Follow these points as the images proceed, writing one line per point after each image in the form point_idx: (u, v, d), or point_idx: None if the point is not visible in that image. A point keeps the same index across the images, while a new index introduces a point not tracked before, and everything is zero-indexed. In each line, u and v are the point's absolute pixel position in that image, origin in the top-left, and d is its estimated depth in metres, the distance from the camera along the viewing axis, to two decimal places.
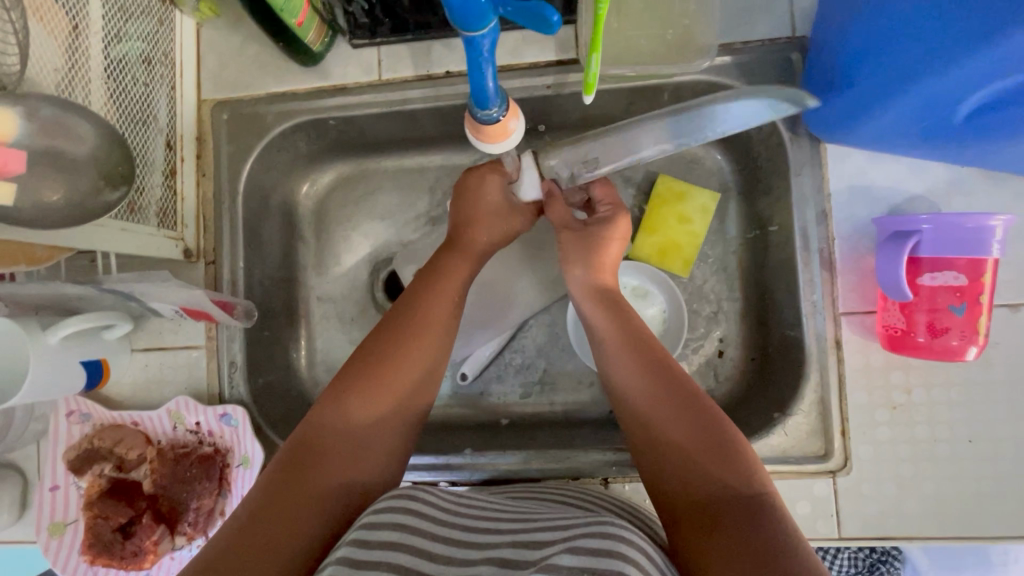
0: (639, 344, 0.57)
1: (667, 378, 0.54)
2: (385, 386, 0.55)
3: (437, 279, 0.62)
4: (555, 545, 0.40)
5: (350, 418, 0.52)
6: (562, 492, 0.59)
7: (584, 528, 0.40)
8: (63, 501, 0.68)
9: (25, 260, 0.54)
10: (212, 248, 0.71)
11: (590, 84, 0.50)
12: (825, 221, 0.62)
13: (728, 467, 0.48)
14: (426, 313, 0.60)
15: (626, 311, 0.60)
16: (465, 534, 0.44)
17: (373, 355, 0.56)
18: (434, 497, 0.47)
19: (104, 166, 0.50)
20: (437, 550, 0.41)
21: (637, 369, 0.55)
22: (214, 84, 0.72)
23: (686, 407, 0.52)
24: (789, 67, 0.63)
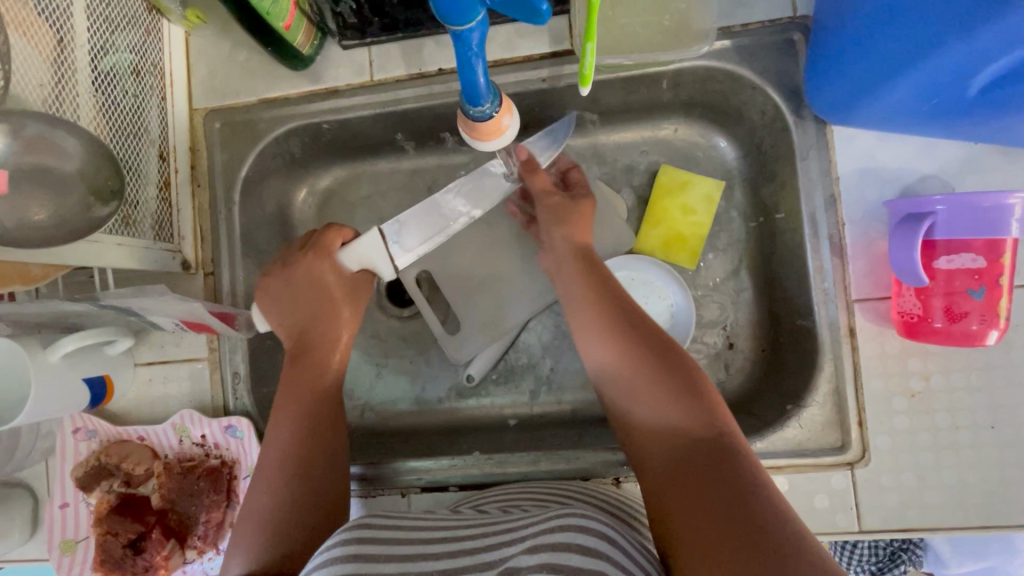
0: (613, 297, 0.59)
1: (637, 333, 0.55)
2: (288, 476, 0.56)
3: (310, 362, 0.63)
4: (519, 544, 0.41)
5: (285, 508, 0.54)
6: (568, 488, 0.59)
7: (547, 523, 0.42)
8: (73, 518, 0.69)
9: (21, 280, 0.53)
10: (210, 259, 0.70)
11: (586, 76, 0.50)
12: (834, 206, 0.60)
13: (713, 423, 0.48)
14: (298, 395, 0.60)
15: (599, 271, 0.62)
16: (421, 548, 0.44)
17: (277, 450, 0.57)
18: (383, 518, 0.47)
19: (93, 182, 0.49)
20: (397, 565, 0.41)
21: (608, 323, 0.57)
22: (205, 92, 0.71)
23: (661, 363, 0.53)
24: (792, 48, 0.61)
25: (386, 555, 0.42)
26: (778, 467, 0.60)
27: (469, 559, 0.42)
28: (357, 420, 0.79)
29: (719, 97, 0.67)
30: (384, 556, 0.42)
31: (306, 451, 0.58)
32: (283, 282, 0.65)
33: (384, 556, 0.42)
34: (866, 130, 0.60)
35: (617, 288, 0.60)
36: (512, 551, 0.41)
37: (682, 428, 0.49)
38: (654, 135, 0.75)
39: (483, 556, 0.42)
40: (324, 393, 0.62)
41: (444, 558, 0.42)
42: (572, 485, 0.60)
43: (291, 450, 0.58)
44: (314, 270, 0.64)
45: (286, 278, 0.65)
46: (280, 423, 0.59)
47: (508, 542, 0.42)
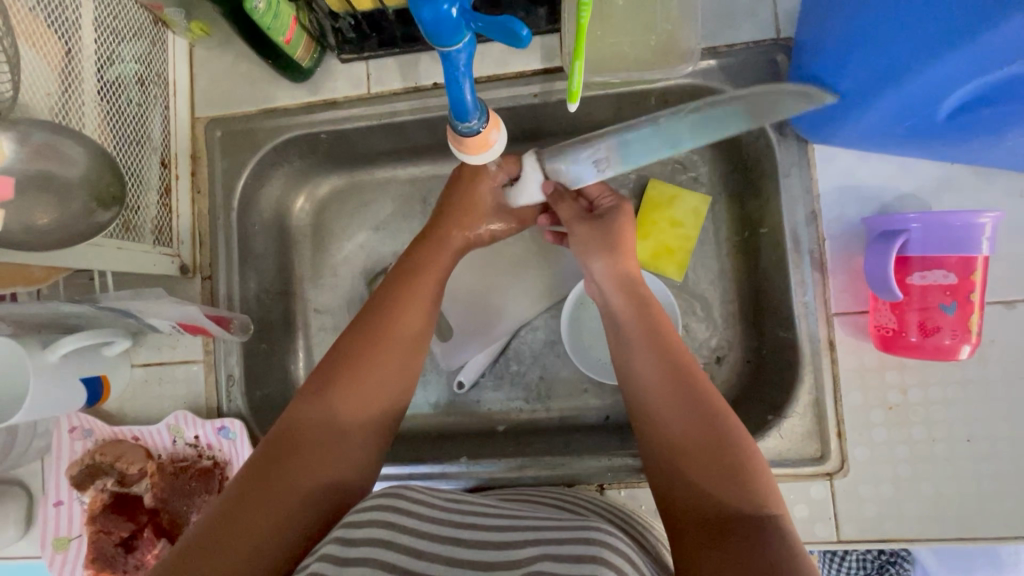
0: (660, 342, 0.56)
1: (688, 387, 0.52)
2: (370, 361, 0.55)
3: (426, 261, 0.65)
4: (538, 547, 0.41)
5: (352, 390, 0.54)
6: (575, 498, 0.59)
7: (568, 532, 0.41)
8: (67, 516, 0.70)
9: (23, 281, 0.55)
10: (208, 264, 0.72)
11: (574, 93, 0.54)
12: (815, 221, 0.62)
13: (718, 421, 0.50)
14: (404, 282, 0.62)
15: (645, 308, 0.60)
16: (452, 529, 0.44)
17: (366, 327, 0.57)
18: (422, 496, 0.47)
19: (96, 187, 0.50)
20: (424, 546, 0.42)
21: (660, 371, 0.54)
22: (207, 101, 0.73)
23: (707, 424, 0.49)
24: (775, 69, 0.63)
25: (414, 532, 0.43)
26: None
27: (495, 552, 0.42)
28: None
29: None
30: (417, 531, 0.43)
31: (371, 386, 0.54)
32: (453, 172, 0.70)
33: (413, 535, 0.42)
34: (847, 149, 0.61)
35: (672, 334, 0.57)
36: (533, 552, 0.41)
37: (678, 416, 0.51)
38: None
39: (509, 552, 0.41)
40: (409, 330, 0.59)
41: (472, 545, 0.42)
42: (582, 495, 0.61)
43: (368, 381, 0.55)
44: (473, 171, 0.69)
45: (456, 178, 0.70)
46: (371, 312, 0.59)
47: (528, 542, 0.42)
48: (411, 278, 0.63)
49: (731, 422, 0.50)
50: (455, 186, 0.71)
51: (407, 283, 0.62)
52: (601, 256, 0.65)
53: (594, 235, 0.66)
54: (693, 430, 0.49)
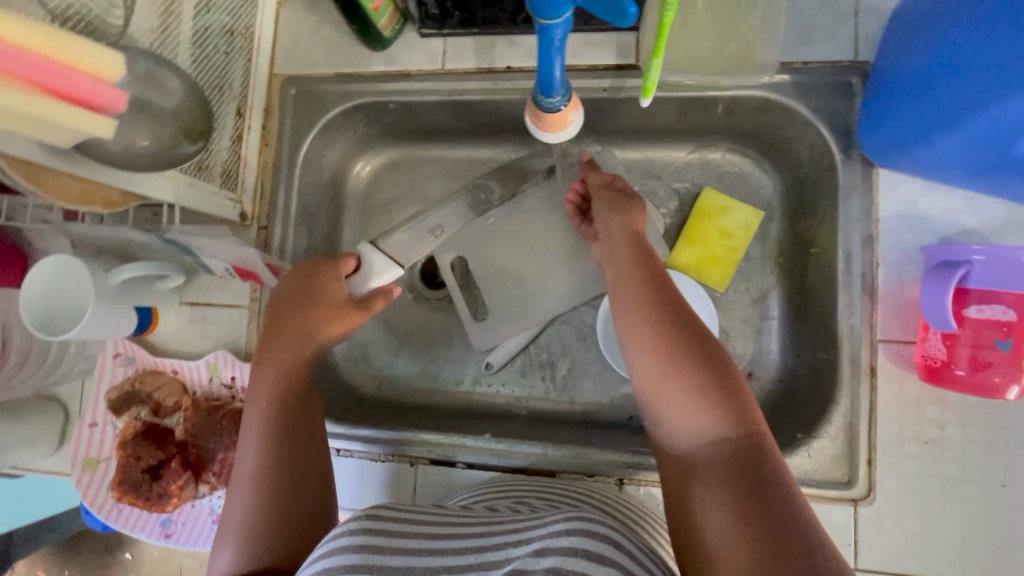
0: (657, 282, 0.56)
1: (681, 322, 0.52)
2: (272, 438, 0.56)
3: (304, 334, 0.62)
4: (522, 546, 0.42)
5: (270, 466, 0.55)
6: (584, 492, 0.61)
7: (550, 525, 0.42)
8: (99, 438, 0.73)
9: (103, 204, 0.55)
10: (266, 214, 0.74)
11: (648, 88, 0.58)
12: (870, 246, 0.61)
13: (712, 353, 0.50)
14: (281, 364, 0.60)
15: (647, 256, 0.59)
16: (424, 545, 0.44)
17: (264, 410, 0.58)
18: (388, 515, 0.47)
19: (184, 122, 0.52)
20: (401, 560, 0.42)
21: (650, 312, 0.53)
22: (286, 59, 0.75)
23: (699, 355, 0.50)
24: (849, 91, 0.63)
25: (389, 551, 0.43)
26: None
27: (472, 557, 0.43)
28: (375, 390, 0.82)
29: (771, 128, 0.69)
30: (390, 551, 0.43)
31: (290, 459, 0.56)
32: (297, 273, 0.65)
33: (388, 552, 0.43)
34: (912, 177, 0.61)
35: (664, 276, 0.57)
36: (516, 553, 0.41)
37: (667, 350, 0.50)
38: (701, 158, 0.78)
39: (489, 554, 0.42)
40: (297, 386, 0.60)
41: (448, 555, 0.43)
42: (590, 487, 0.63)
43: (261, 454, 0.55)
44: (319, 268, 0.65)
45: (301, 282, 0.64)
46: (255, 399, 0.59)
47: (512, 544, 0.42)
48: (264, 362, 0.60)
49: (724, 355, 0.50)
50: (297, 278, 0.64)
51: (274, 368, 0.60)
52: (620, 215, 0.65)
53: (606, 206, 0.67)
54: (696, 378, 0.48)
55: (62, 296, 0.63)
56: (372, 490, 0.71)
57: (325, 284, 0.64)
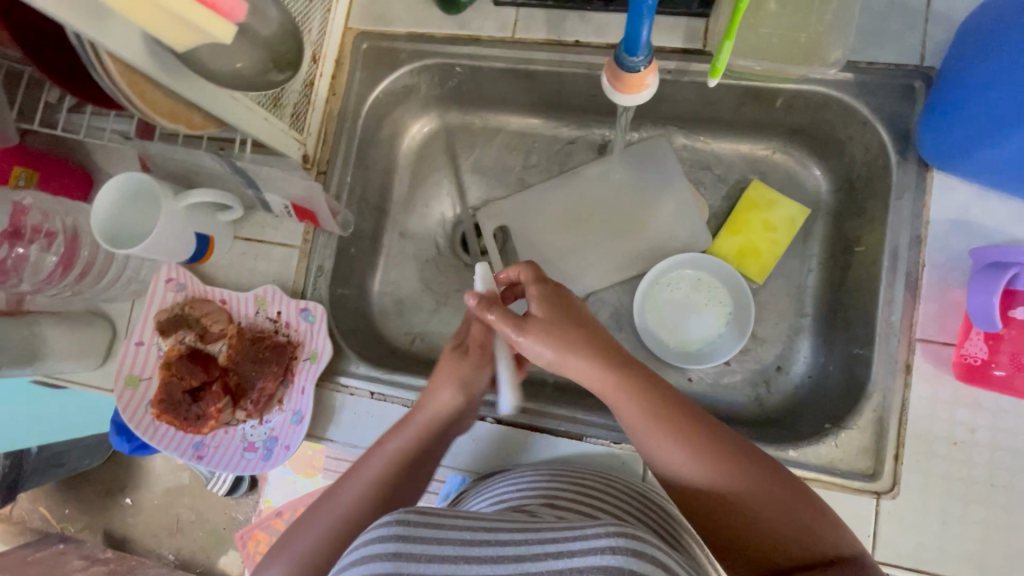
0: (665, 407, 0.51)
1: (718, 439, 0.50)
2: (378, 484, 0.61)
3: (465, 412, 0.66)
4: (564, 562, 0.38)
5: (367, 507, 0.59)
6: (610, 489, 0.58)
7: (593, 539, 0.38)
8: (144, 357, 0.75)
9: (185, 125, 0.58)
10: (326, 160, 0.76)
11: (717, 69, 0.59)
12: (918, 246, 0.62)
13: (760, 464, 0.49)
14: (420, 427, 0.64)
15: (623, 357, 0.54)
16: (461, 551, 0.41)
17: (389, 458, 0.63)
18: (424, 513, 0.44)
19: (274, 51, 0.55)
20: (436, 569, 0.39)
21: (686, 435, 0.50)
22: (362, 15, 0.78)
23: (752, 469, 0.48)
24: (911, 94, 0.64)
25: (424, 557, 0.40)
26: (806, 479, 0.61)
27: (511, 567, 0.39)
28: (408, 345, 0.84)
29: (827, 127, 0.71)
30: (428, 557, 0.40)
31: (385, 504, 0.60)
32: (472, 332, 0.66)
33: (424, 557, 0.40)
34: (966, 183, 0.62)
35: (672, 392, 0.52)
36: (557, 568, 0.38)
37: (723, 469, 0.48)
38: (751, 153, 0.80)
39: (527, 564, 0.39)
40: (417, 446, 0.64)
41: (484, 563, 0.40)
42: (625, 487, 0.60)
43: (360, 497, 0.60)
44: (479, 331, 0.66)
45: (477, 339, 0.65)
46: (386, 445, 0.64)
47: (553, 555, 0.39)
48: (393, 435, 0.65)
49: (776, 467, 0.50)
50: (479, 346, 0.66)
51: (401, 430, 0.65)
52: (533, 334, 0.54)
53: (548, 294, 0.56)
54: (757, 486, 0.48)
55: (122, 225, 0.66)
56: None
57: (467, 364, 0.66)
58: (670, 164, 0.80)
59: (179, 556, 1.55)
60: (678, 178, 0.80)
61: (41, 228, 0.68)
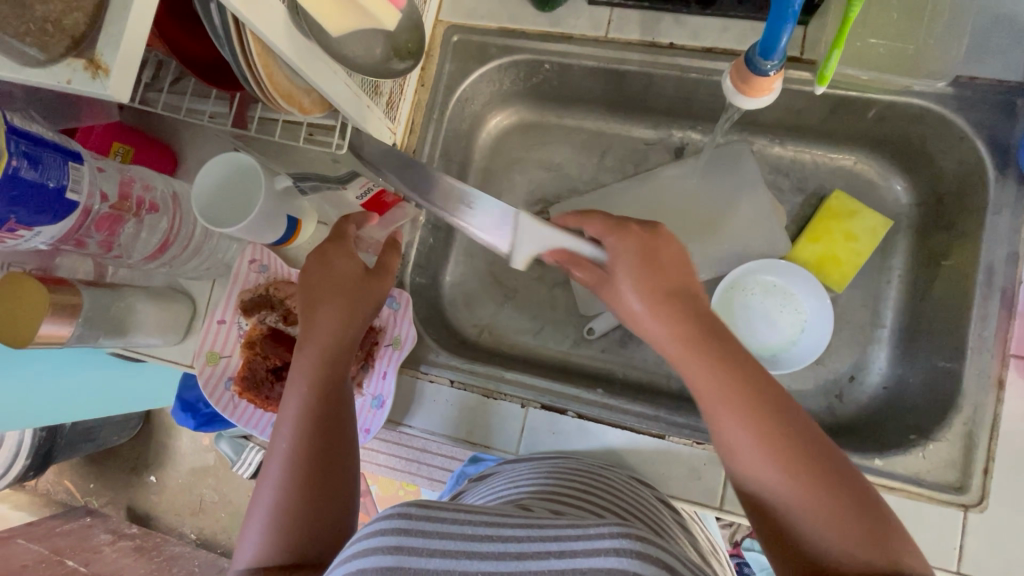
0: (748, 389, 0.47)
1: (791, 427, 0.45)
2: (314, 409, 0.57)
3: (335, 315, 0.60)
4: (567, 561, 0.36)
5: (302, 436, 0.56)
6: (610, 488, 0.59)
7: (597, 541, 0.36)
8: (224, 335, 0.76)
9: (298, 109, 0.59)
10: (412, 150, 0.78)
11: (824, 76, 0.60)
12: (1016, 263, 0.63)
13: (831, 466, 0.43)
14: (319, 339, 0.59)
15: (705, 319, 0.51)
16: (462, 546, 0.38)
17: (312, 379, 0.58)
18: (425, 506, 0.41)
19: (396, 40, 0.55)
20: (436, 564, 0.37)
21: (764, 426, 0.45)
22: (453, 8, 0.79)
23: (816, 470, 0.43)
24: (1012, 111, 0.64)
25: (425, 551, 0.37)
26: (892, 488, 0.62)
27: (512, 566, 0.37)
28: (476, 337, 0.85)
29: (919, 140, 0.71)
30: (428, 552, 0.37)
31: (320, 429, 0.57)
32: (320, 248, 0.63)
33: (426, 551, 0.37)
34: None
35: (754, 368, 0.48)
36: (560, 569, 0.36)
37: (790, 471, 0.43)
38: (831, 163, 0.80)
39: (528, 563, 0.37)
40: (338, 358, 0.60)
41: (487, 560, 0.37)
42: (626, 486, 0.61)
43: (297, 430, 0.56)
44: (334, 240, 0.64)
45: (327, 253, 0.62)
46: (298, 366, 0.59)
47: (555, 554, 0.37)
48: (302, 347, 0.60)
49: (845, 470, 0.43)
50: (333, 254, 0.62)
51: (313, 356, 0.59)
52: (630, 278, 0.53)
53: (637, 249, 0.54)
54: (818, 509, 0.42)
55: (221, 216, 0.67)
56: (478, 426, 0.72)
57: (338, 265, 0.62)
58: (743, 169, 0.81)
59: (201, 537, 1.55)
60: (756, 183, 0.80)
61: (145, 199, 0.66)
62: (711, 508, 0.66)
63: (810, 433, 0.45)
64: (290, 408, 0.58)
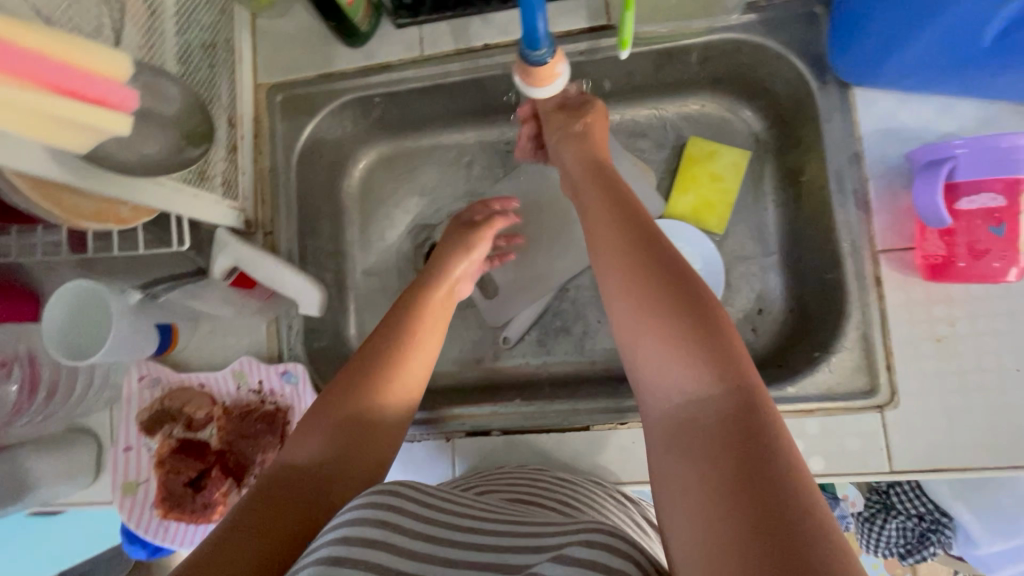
0: (664, 266, 0.47)
1: (687, 303, 0.44)
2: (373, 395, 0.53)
3: (415, 319, 0.60)
4: (539, 553, 0.39)
5: (349, 414, 0.51)
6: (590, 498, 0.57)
7: (571, 536, 0.40)
8: (135, 461, 0.73)
9: (114, 222, 0.55)
10: (269, 220, 0.76)
11: (625, 42, 0.59)
12: (858, 162, 0.64)
13: (730, 367, 0.41)
14: (393, 336, 0.57)
15: (632, 204, 0.54)
16: (445, 534, 0.42)
17: (379, 355, 0.55)
18: (416, 489, 0.46)
19: (184, 127, 0.53)
20: (420, 547, 0.41)
21: (658, 297, 0.45)
22: (268, 68, 0.77)
23: (704, 347, 0.42)
24: (814, 20, 0.66)
25: (410, 531, 0.42)
26: (810, 411, 0.62)
27: (492, 557, 0.40)
28: None
29: (747, 69, 0.72)
30: (411, 532, 0.42)
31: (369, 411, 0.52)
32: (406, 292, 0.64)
33: (410, 533, 0.41)
34: (887, 92, 0.63)
35: (668, 246, 0.49)
36: (536, 560, 0.39)
37: (676, 343, 0.43)
38: (681, 111, 0.80)
39: (509, 558, 0.40)
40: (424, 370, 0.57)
41: (461, 549, 0.41)
42: (600, 490, 0.59)
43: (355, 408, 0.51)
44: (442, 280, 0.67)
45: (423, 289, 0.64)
46: (370, 352, 0.56)
47: (536, 549, 0.40)
48: (366, 349, 0.56)
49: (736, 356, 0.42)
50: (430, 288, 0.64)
51: (393, 354, 0.56)
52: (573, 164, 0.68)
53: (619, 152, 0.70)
54: (680, 366, 0.42)
55: (77, 348, 0.63)
56: (411, 472, 0.70)
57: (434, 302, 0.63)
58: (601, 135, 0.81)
59: None
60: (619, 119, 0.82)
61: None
62: None
63: (711, 328, 0.43)
64: (353, 387, 0.53)
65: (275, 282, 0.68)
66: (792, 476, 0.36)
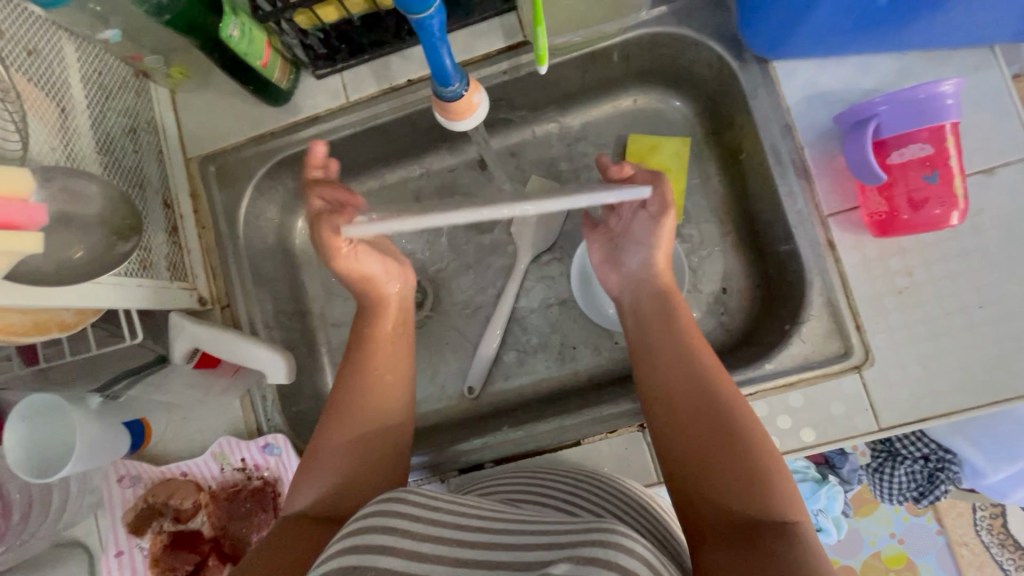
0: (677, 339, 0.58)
1: (698, 379, 0.54)
2: (356, 413, 0.59)
3: (373, 329, 0.65)
4: (556, 551, 0.38)
5: (341, 436, 0.57)
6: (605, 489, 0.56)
7: (580, 538, 0.38)
8: (129, 564, 0.70)
9: (58, 328, 0.53)
10: (224, 293, 0.74)
11: (541, 56, 0.51)
12: (790, 133, 0.65)
13: (738, 430, 0.50)
14: (365, 351, 0.63)
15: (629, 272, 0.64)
16: (458, 533, 0.42)
17: (348, 370, 0.62)
18: (422, 494, 0.46)
19: (113, 224, 0.52)
20: (430, 547, 0.41)
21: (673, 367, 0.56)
22: (196, 141, 0.76)
23: (714, 413, 0.51)
24: (722, 3, 0.66)
25: (419, 534, 0.42)
26: (791, 383, 0.63)
27: (505, 553, 0.40)
28: None
29: (669, 59, 0.72)
30: (420, 536, 0.42)
31: (357, 424, 0.58)
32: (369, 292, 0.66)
33: (418, 535, 0.42)
34: (805, 60, 0.64)
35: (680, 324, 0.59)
36: (546, 561, 0.37)
37: (693, 410, 0.52)
38: (616, 109, 0.81)
39: (520, 554, 0.39)
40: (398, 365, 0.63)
41: (478, 547, 0.41)
42: (611, 479, 0.58)
43: (347, 426, 0.58)
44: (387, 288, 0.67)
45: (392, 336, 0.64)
46: (345, 374, 0.61)
47: (545, 547, 0.39)
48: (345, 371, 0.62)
49: (741, 425, 0.50)
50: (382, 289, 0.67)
51: (364, 365, 0.62)
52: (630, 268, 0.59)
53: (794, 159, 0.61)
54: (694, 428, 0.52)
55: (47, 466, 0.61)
56: None
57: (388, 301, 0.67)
58: (586, 198, 0.47)
59: None
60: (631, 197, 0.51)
61: None
62: (654, 484, 0.65)
63: (718, 402, 0.52)
64: (341, 409, 0.59)
65: (240, 354, 0.66)
66: (791, 533, 0.44)
